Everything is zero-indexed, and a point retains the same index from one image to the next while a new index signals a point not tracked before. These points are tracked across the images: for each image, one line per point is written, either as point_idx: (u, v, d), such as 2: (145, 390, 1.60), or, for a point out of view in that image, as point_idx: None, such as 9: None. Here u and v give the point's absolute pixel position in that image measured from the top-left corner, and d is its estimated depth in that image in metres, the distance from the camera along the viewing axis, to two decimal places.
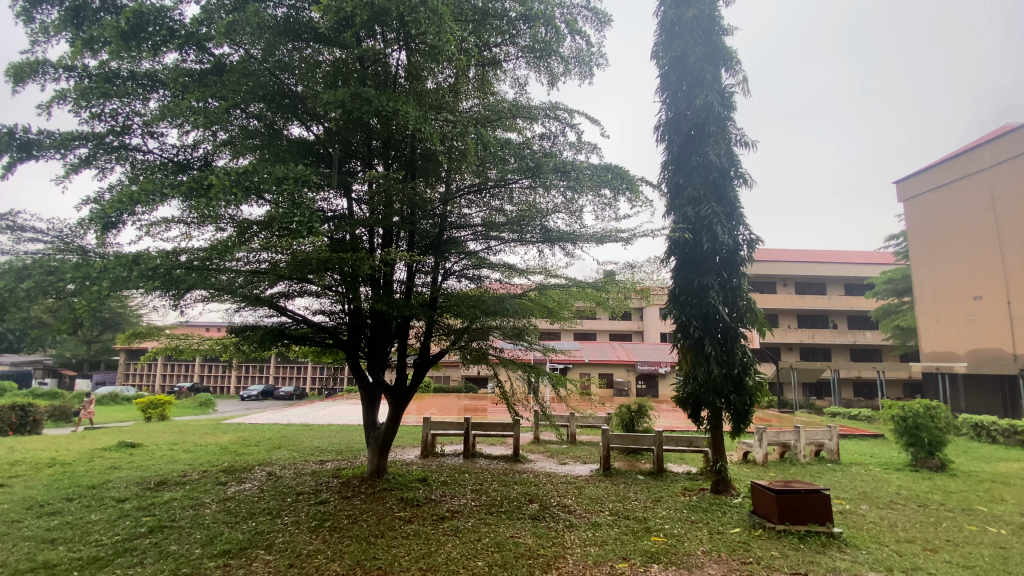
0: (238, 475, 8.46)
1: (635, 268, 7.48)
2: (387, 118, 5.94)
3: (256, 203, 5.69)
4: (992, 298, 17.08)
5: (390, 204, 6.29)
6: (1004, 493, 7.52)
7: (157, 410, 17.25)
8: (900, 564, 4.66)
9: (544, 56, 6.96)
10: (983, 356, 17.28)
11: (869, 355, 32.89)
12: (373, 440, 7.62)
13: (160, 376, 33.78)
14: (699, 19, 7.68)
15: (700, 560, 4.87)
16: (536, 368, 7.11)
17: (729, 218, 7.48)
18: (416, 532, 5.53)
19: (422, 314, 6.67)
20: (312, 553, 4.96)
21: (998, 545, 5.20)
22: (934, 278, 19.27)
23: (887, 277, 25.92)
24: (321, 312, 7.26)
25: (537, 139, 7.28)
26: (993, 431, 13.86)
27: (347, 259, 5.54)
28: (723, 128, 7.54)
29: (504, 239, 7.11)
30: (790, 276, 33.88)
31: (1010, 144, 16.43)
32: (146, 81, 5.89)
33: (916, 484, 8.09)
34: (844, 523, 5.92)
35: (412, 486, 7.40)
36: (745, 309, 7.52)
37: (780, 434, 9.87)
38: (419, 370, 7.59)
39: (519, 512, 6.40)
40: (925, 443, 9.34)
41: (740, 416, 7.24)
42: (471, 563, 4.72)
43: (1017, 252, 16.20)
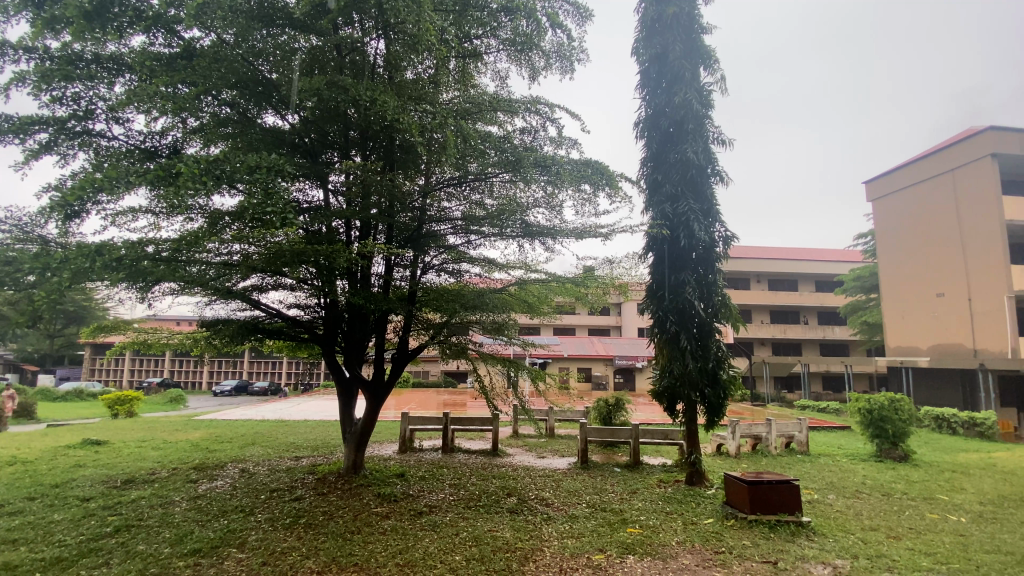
0: (210, 472, 8.25)
1: (614, 263, 7.52)
2: (364, 108, 5.85)
3: (228, 193, 5.56)
4: (953, 295, 17.77)
5: (368, 196, 6.18)
6: (963, 483, 7.86)
7: (125, 407, 16.73)
8: (865, 552, 4.83)
9: (525, 49, 6.93)
10: (945, 351, 18.00)
11: (837, 350, 33.99)
12: (350, 435, 7.51)
13: (128, 371, 32.77)
14: (679, 16, 7.73)
15: (674, 550, 4.95)
16: (515, 363, 7.11)
17: (706, 215, 7.57)
18: (393, 527, 5.49)
19: (400, 309, 6.57)
20: (285, 551, 4.87)
21: (957, 533, 5.44)
22: (900, 275, 19.95)
23: (855, 274, 26.75)
24: (296, 306, 7.11)
25: (518, 133, 7.22)
26: (953, 422, 14.49)
27: (321, 252, 5.39)
28: (701, 126, 7.61)
29: (484, 233, 7.06)
30: (763, 273, 34.67)
31: (974, 147, 17.00)
32: (112, 64, 5.66)
33: (880, 474, 8.39)
34: (812, 513, 6.10)
35: (389, 481, 7.32)
36: (720, 305, 7.63)
37: (752, 427, 10.10)
38: (397, 365, 7.50)
39: (497, 505, 6.42)
40: (889, 434, 9.69)
41: (714, 410, 7.36)
42: (449, 558, 4.71)
43: (979, 251, 16.86)
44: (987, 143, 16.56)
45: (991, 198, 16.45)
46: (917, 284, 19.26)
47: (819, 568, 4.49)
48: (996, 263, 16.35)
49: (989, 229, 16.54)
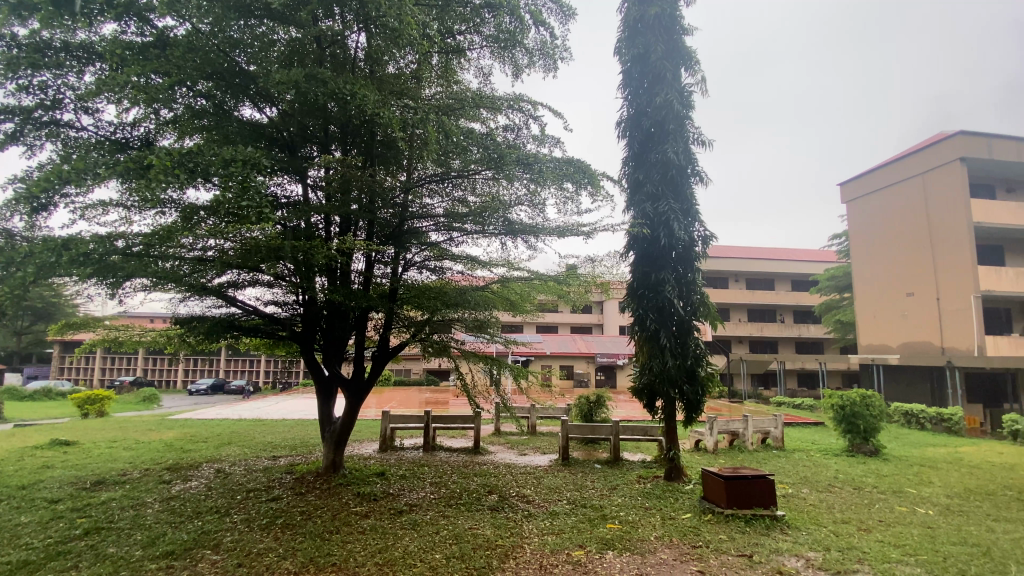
0: (184, 473, 8.05)
1: (595, 262, 7.56)
2: (343, 102, 5.77)
3: (203, 187, 5.43)
4: (923, 295, 18.34)
5: (348, 191, 6.09)
6: (930, 477, 8.13)
7: (95, 407, 16.22)
8: (837, 544, 4.96)
9: (509, 47, 6.91)
10: (914, 349, 18.58)
11: (812, 347, 34.81)
12: (328, 434, 7.41)
13: (98, 369, 31.78)
14: (661, 17, 7.80)
15: (653, 545, 5.01)
16: (498, 360, 7.09)
17: (685, 214, 7.66)
18: (373, 526, 5.44)
19: (381, 306, 6.48)
20: (262, 552, 4.78)
21: (925, 525, 5.62)
22: (873, 275, 20.53)
23: (829, 273, 27.42)
24: (273, 303, 6.99)
25: (501, 131, 7.21)
26: (922, 418, 14.97)
27: (299, 248, 5.31)
28: (682, 126, 7.69)
29: (466, 230, 7.03)
30: (741, 272, 35.30)
31: (944, 151, 17.49)
32: (82, 53, 5.47)
33: (852, 468, 8.63)
34: (786, 507, 6.25)
35: (369, 481, 7.24)
36: (699, 303, 7.72)
37: (729, 423, 10.28)
38: (377, 363, 7.41)
39: (478, 503, 6.41)
40: (860, 430, 9.96)
41: (693, 406, 7.46)
42: (429, 556, 4.69)
43: (948, 252, 17.41)
44: (956, 148, 17.06)
45: (960, 200, 16.96)
46: (888, 284, 19.83)
47: (792, 561, 4.59)
48: (963, 264, 16.91)
49: (958, 230, 17.07)
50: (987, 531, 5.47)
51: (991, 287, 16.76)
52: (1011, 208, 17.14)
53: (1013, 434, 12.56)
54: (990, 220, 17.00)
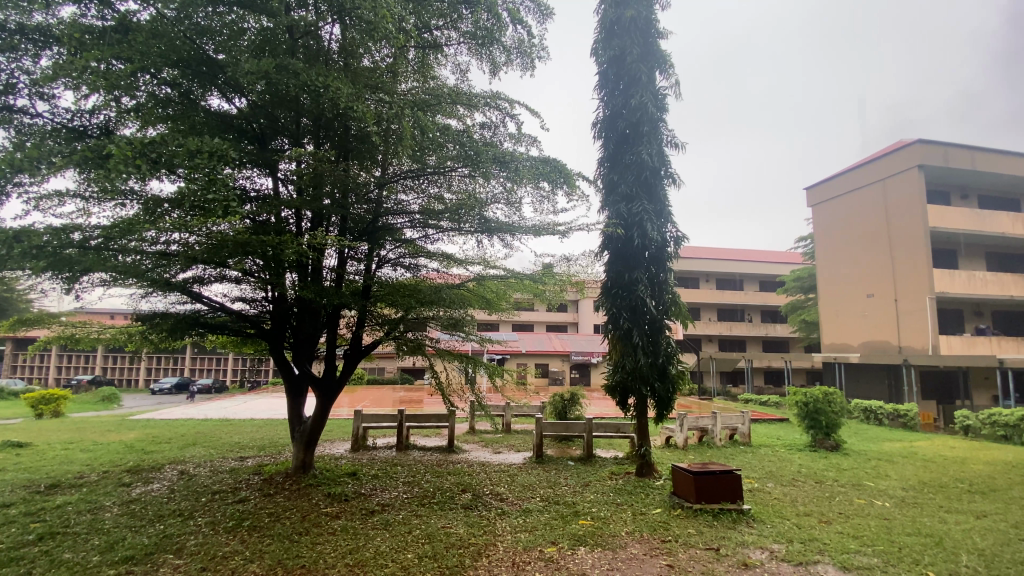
0: (145, 475, 7.76)
1: (571, 261, 7.62)
2: (316, 94, 5.67)
3: (167, 179, 5.25)
4: (882, 296, 19.12)
5: (320, 185, 5.95)
6: (887, 470, 8.49)
7: (50, 406, 15.47)
8: (799, 536, 5.13)
9: (486, 44, 6.89)
10: (873, 348, 19.35)
11: (778, 346, 35.88)
12: (298, 434, 7.27)
13: (54, 368, 30.37)
14: (636, 20, 7.88)
15: (624, 541, 5.08)
16: (473, 359, 7.06)
17: (658, 215, 7.79)
18: (344, 527, 5.36)
19: (354, 303, 6.35)
20: (227, 555, 4.66)
21: (881, 517, 5.88)
22: (836, 277, 21.28)
23: (795, 275, 28.31)
24: (241, 300, 6.80)
25: (477, 128, 7.19)
26: (880, 414, 15.61)
27: (268, 243, 5.17)
28: (656, 128, 7.81)
29: (442, 228, 6.98)
30: (711, 272, 36.13)
31: (904, 158, 18.23)
32: (38, 35, 5.19)
33: (815, 463, 8.94)
34: (752, 500, 6.43)
35: (340, 481, 7.13)
36: (671, 302, 7.85)
37: (699, 419, 10.53)
38: (349, 361, 7.31)
39: (451, 501, 6.39)
40: (822, 425, 10.32)
41: (664, 404, 7.60)
42: (401, 556, 4.64)
43: (906, 255, 18.18)
44: (915, 155, 17.80)
45: (917, 206, 17.73)
46: (850, 285, 20.59)
47: (757, 553, 4.73)
48: (919, 267, 17.72)
49: (916, 234, 17.84)
50: (939, 521, 5.75)
51: (944, 289, 17.61)
52: (964, 214, 18.01)
53: (964, 429, 13.21)
54: (945, 225, 17.82)
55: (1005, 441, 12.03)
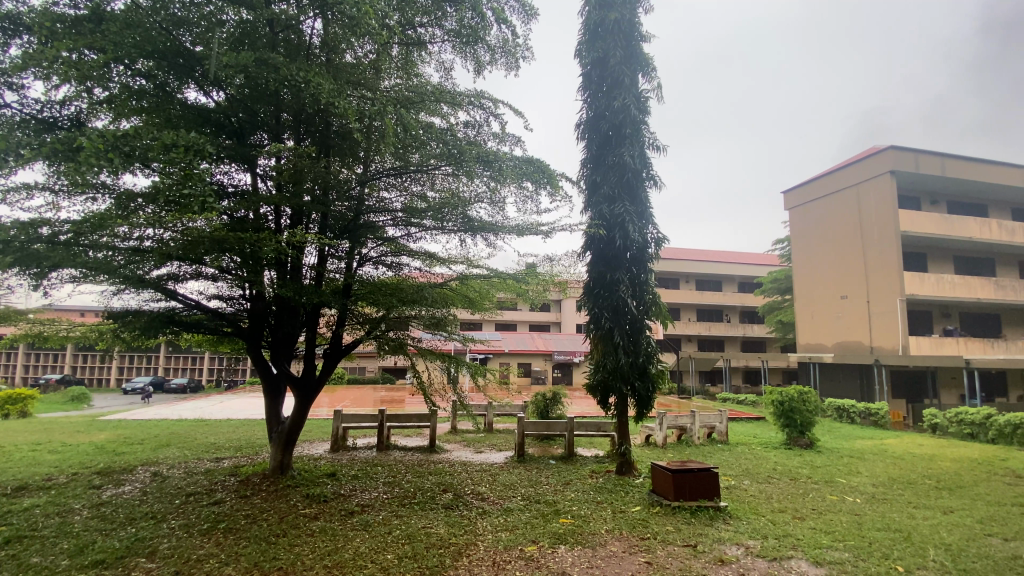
0: (116, 477, 7.55)
1: (554, 261, 7.72)
2: (296, 89, 5.60)
3: (141, 172, 5.12)
4: (855, 297, 19.65)
5: (300, 181, 5.86)
6: (858, 467, 8.73)
7: (18, 406, 14.95)
8: (774, 532, 5.25)
9: (471, 42, 6.86)
10: (847, 348, 19.85)
11: (755, 346, 36.57)
12: (276, 434, 7.15)
13: (20, 366, 29.34)
14: (620, 22, 7.94)
15: (603, 539, 5.13)
16: (456, 358, 7.02)
17: (640, 216, 7.86)
18: (322, 528, 5.30)
19: (334, 302, 6.26)
20: (202, 559, 4.56)
21: (853, 512, 6.04)
22: (812, 279, 21.78)
23: (772, 276, 28.89)
24: (217, 297, 6.65)
25: (461, 127, 7.16)
26: (852, 412, 16.04)
27: (246, 240, 5.09)
28: (638, 130, 7.88)
29: (424, 226, 6.94)
30: (691, 273, 36.64)
31: (877, 164, 18.75)
32: (6, 23, 5.02)
33: (789, 460, 9.13)
34: (729, 498, 6.55)
35: (319, 481, 7.03)
36: (652, 303, 7.93)
37: (678, 418, 10.70)
38: (329, 360, 7.23)
39: (433, 502, 6.37)
40: (797, 423, 10.56)
41: (644, 403, 7.68)
42: (380, 557, 4.61)
43: (878, 257, 18.71)
44: (887, 161, 18.32)
45: (889, 210, 18.26)
46: (825, 287, 21.09)
47: (733, 549, 4.82)
48: (890, 269, 18.25)
49: (888, 237, 18.37)
50: (908, 517, 5.93)
51: (914, 292, 18.17)
52: (933, 219, 18.60)
53: (932, 427, 13.65)
54: (915, 229, 18.39)
55: (970, 438, 12.47)
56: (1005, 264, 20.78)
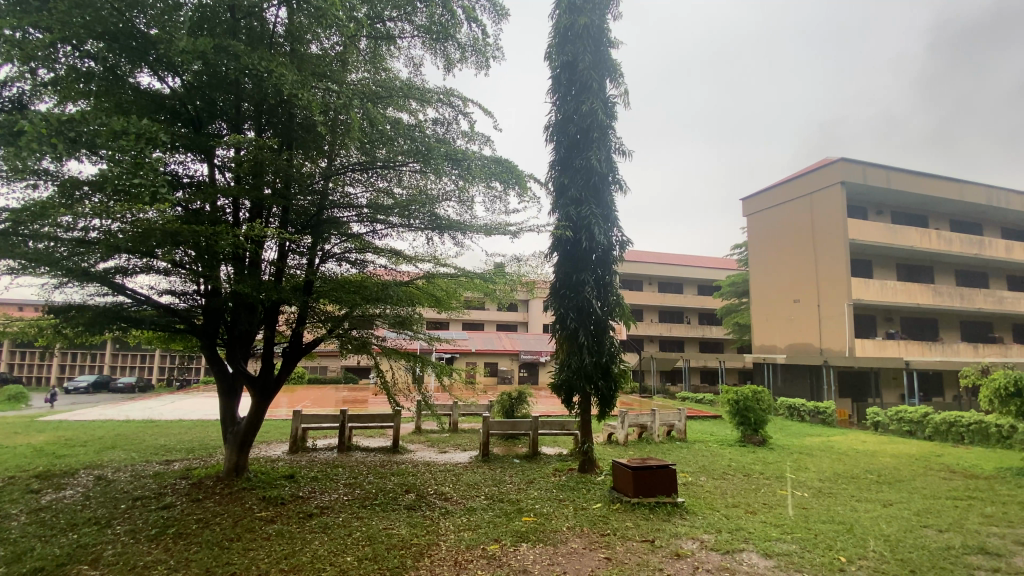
0: (55, 481, 7.12)
1: (521, 261, 7.78)
2: (258, 78, 5.44)
3: (87, 159, 4.86)
4: (807, 301, 20.60)
5: (261, 173, 5.73)
6: (807, 463, 9.18)
7: None
8: (727, 526, 5.45)
9: (441, 40, 6.82)
10: (799, 349, 20.77)
11: (714, 347, 37.82)
12: (231, 436, 6.91)
13: None
14: (589, 27, 8.07)
15: (565, 535, 5.21)
16: (421, 359, 6.97)
17: (606, 219, 8.01)
18: (279, 532, 5.15)
19: (295, 299, 6.09)
20: (149, 566, 4.36)
21: (801, 506, 6.35)
22: (768, 283, 22.69)
23: (731, 280, 29.97)
24: (169, 293, 6.36)
25: (430, 124, 7.11)
26: (803, 411, 16.83)
27: (201, 233, 4.92)
28: (605, 135, 8.02)
29: (391, 223, 6.83)
30: (654, 276, 37.58)
31: (829, 174, 19.70)
32: None
33: (743, 457, 9.51)
34: (686, 493, 6.76)
35: (276, 483, 6.83)
36: (616, 304, 8.08)
37: (639, 416, 10.97)
38: (288, 360, 7.05)
39: (395, 503, 6.29)
40: (751, 421, 11.00)
41: (606, 401, 7.83)
42: (340, 559, 4.53)
43: (828, 264, 19.68)
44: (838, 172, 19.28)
45: (839, 218, 19.22)
46: (780, 291, 22.01)
47: (688, 543, 4.99)
48: (839, 275, 19.22)
49: (837, 245, 19.34)
50: (851, 510, 6.28)
51: (861, 296, 19.18)
52: (879, 228, 19.71)
53: (874, 424, 14.46)
54: (863, 237, 19.42)
55: (909, 435, 13.29)
56: (942, 272, 22.23)
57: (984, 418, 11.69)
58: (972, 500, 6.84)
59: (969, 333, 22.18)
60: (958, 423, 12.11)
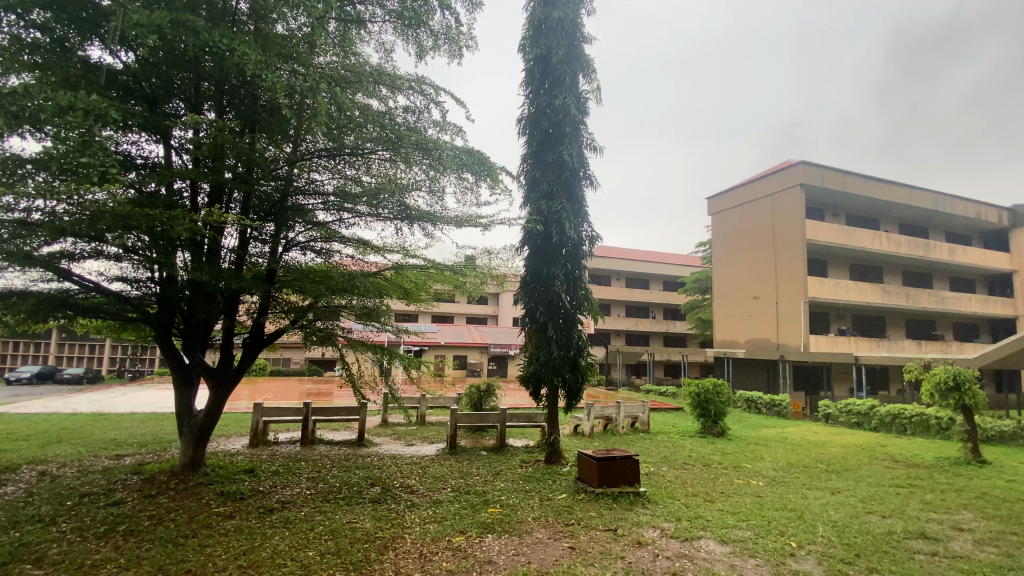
0: None
1: (492, 254, 7.78)
2: (219, 57, 5.21)
3: (32, 136, 4.55)
4: (767, 299, 21.37)
5: (221, 157, 5.51)
6: (763, 453, 9.57)
7: None
8: (686, 514, 5.63)
9: (413, 26, 6.67)
10: (758, 345, 21.55)
11: (677, 342, 38.82)
12: (187, 430, 6.65)
13: None
14: (563, 21, 8.06)
15: (530, 526, 5.26)
16: (388, 351, 6.88)
17: (576, 214, 8.07)
18: (238, 527, 5.01)
19: (256, 288, 5.88)
20: (98, 565, 4.16)
21: (756, 494, 6.63)
22: (730, 281, 23.40)
23: (696, 276, 30.76)
24: (121, 279, 6.04)
25: (400, 111, 6.96)
26: (760, 403, 17.51)
27: (155, 217, 4.69)
28: (576, 130, 8.07)
29: (358, 212, 6.68)
30: (622, 271, 38.16)
31: (790, 176, 20.40)
32: None
33: (703, 448, 9.83)
34: (649, 483, 6.94)
35: (235, 478, 6.63)
36: (585, 299, 8.18)
37: (604, 408, 11.18)
38: (249, 351, 6.84)
39: (359, 496, 6.21)
40: (711, 413, 11.38)
41: (573, 394, 7.93)
42: (302, 555, 4.44)
43: (787, 263, 20.43)
44: (799, 174, 20.00)
45: (798, 220, 19.97)
46: (741, 288, 22.75)
47: (650, 532, 5.12)
48: (797, 274, 20.00)
49: (796, 244, 20.09)
50: (802, 497, 6.60)
51: (817, 294, 20.01)
52: (834, 229, 20.59)
53: (825, 416, 15.19)
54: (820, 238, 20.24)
55: (856, 426, 14.04)
56: (891, 272, 23.45)
57: (925, 410, 12.44)
58: (914, 488, 7.28)
59: (914, 331, 23.51)
60: (902, 415, 12.85)
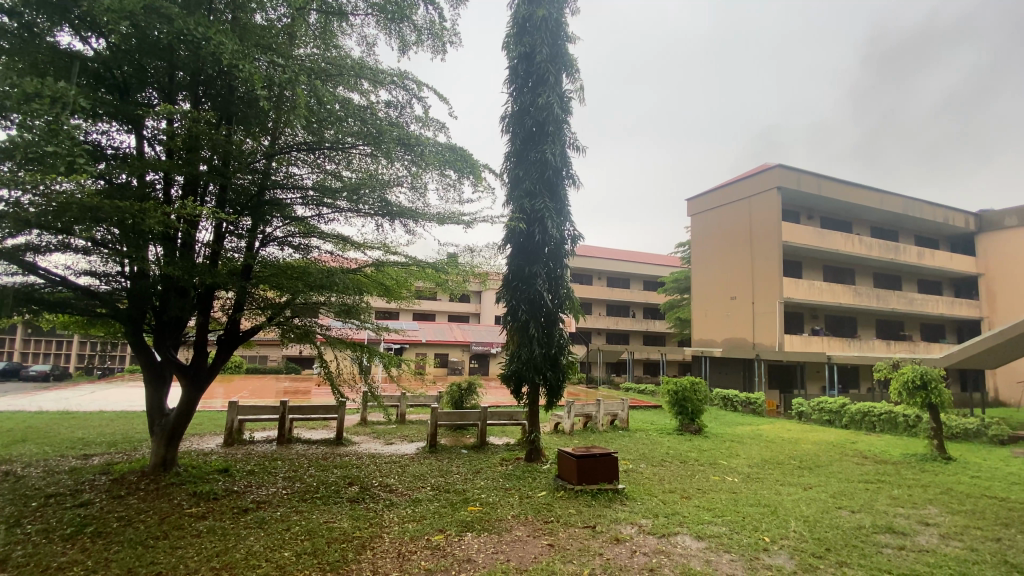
0: None
1: (474, 252, 7.70)
2: (194, 46, 5.07)
3: None
4: (744, 299, 21.77)
5: (196, 148, 5.38)
6: (738, 450, 9.77)
7: None
8: (663, 511, 5.71)
9: (396, 20, 6.59)
10: (735, 344, 21.95)
11: (657, 341, 39.34)
12: (157, 429, 6.47)
13: None
14: (547, 19, 8.06)
15: (509, 524, 5.27)
16: (368, 349, 6.80)
17: (558, 213, 8.09)
18: (211, 528, 4.90)
19: (232, 283, 5.76)
20: (64, 567, 4.03)
21: (731, 490, 6.76)
22: (708, 281, 23.78)
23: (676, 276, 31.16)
24: (89, 273, 5.85)
25: (382, 106, 6.87)
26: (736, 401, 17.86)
27: (124, 209, 4.55)
28: (560, 129, 8.08)
29: (337, 207, 6.57)
30: (603, 271, 38.45)
31: (767, 179, 20.80)
32: None
33: (680, 445, 9.99)
34: (627, 480, 7.02)
35: (208, 478, 6.48)
36: (566, 297, 8.22)
37: (584, 406, 11.25)
38: (224, 348, 6.69)
39: (337, 496, 6.13)
40: (688, 411, 11.56)
41: (554, 392, 7.96)
42: (277, 555, 4.37)
43: (764, 264, 20.85)
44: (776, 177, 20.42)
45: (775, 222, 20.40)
46: (719, 288, 23.12)
47: (628, 528, 5.19)
48: (773, 275, 20.42)
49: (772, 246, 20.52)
50: (775, 493, 6.76)
51: (792, 295, 20.48)
52: (809, 231, 21.09)
53: (798, 414, 15.59)
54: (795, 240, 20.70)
55: (827, 424, 14.44)
56: (863, 274, 24.14)
57: (893, 408, 12.85)
58: (882, 483, 7.52)
59: (883, 331, 24.24)
60: (871, 413, 13.26)
